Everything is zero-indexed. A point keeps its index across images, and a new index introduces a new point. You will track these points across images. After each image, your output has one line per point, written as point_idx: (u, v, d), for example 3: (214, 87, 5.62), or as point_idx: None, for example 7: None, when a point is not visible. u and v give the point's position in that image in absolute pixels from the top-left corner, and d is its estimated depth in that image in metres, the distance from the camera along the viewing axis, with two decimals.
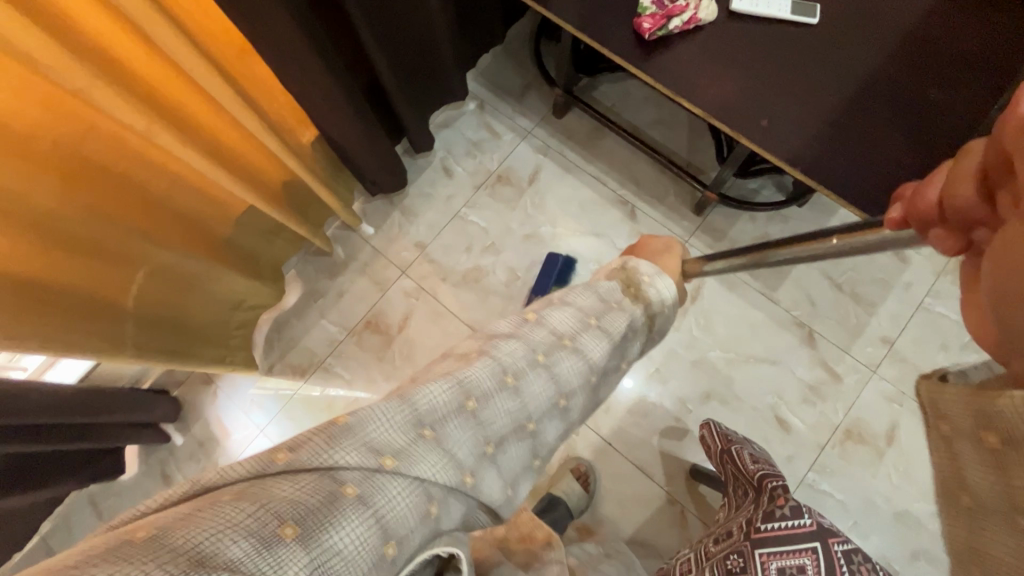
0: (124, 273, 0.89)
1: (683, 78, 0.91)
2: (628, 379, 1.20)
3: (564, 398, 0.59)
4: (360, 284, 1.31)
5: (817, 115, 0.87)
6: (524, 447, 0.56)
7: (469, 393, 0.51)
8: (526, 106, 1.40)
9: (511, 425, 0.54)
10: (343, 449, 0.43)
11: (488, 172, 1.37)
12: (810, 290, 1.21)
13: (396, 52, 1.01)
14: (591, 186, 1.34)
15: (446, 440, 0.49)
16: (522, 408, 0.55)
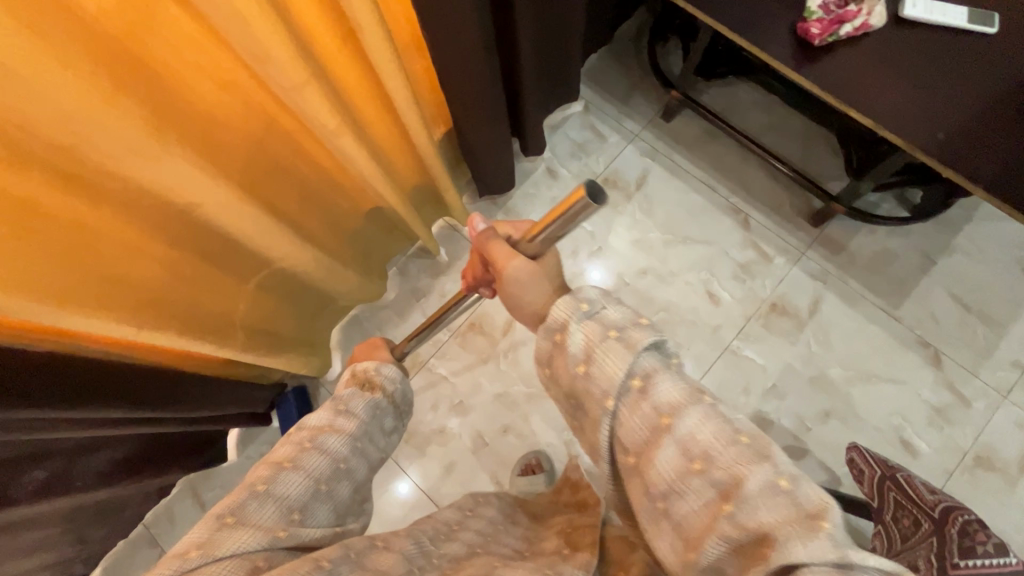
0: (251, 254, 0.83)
1: (848, 84, 0.87)
2: (743, 393, 1.16)
3: (349, 463, 0.60)
4: (462, 284, 1.29)
5: (994, 127, 0.83)
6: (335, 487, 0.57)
7: (259, 479, 0.53)
8: (633, 109, 1.37)
9: (331, 463, 0.58)
10: (187, 537, 0.48)
11: (593, 175, 1.34)
12: (935, 309, 1.17)
13: (538, 49, 0.98)
14: (701, 192, 1.30)
15: (282, 492, 0.53)
16: (320, 465, 0.57)
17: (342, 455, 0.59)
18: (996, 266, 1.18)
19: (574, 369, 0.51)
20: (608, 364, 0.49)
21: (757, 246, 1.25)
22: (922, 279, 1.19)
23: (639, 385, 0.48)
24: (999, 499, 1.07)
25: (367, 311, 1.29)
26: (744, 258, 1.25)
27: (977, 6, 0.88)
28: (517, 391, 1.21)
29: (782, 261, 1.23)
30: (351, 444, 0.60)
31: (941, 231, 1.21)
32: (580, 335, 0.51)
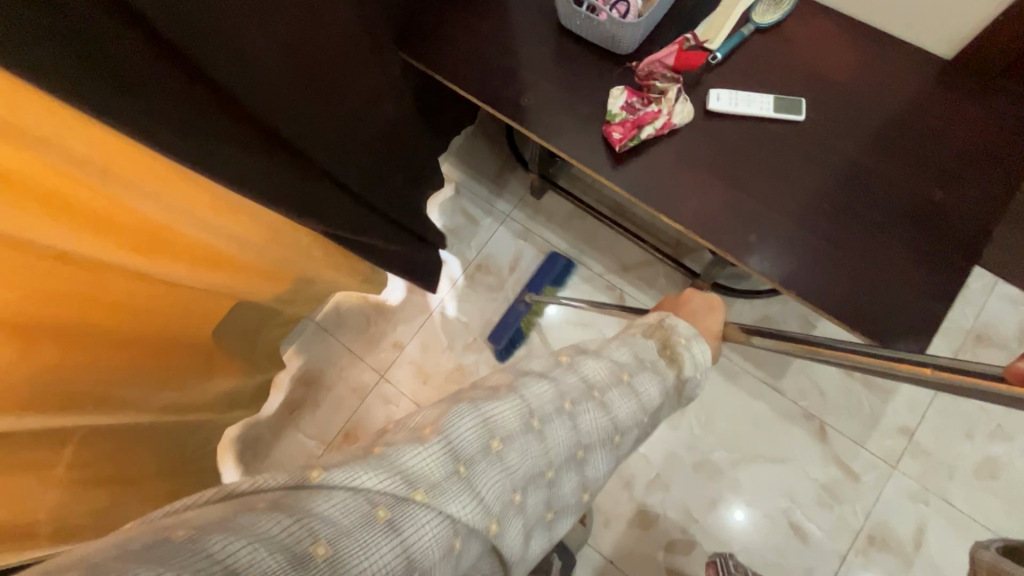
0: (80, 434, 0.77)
1: (657, 191, 0.83)
2: (626, 485, 1.11)
3: (630, 430, 0.55)
4: (337, 390, 1.26)
5: (815, 235, 0.79)
6: (578, 475, 0.52)
7: (495, 433, 0.47)
8: (503, 188, 1.34)
9: (547, 464, 0.49)
10: (320, 484, 0.40)
11: (466, 262, 1.30)
12: (819, 377, 1.12)
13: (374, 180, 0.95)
14: (575, 272, 1.26)
15: (530, 444, 0.48)
16: (562, 445, 0.51)
17: (585, 442, 0.52)
18: None
19: None
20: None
21: None
22: None
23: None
24: None
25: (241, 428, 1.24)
26: None
27: (783, 93, 0.85)
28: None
29: None
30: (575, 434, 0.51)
31: None
32: None
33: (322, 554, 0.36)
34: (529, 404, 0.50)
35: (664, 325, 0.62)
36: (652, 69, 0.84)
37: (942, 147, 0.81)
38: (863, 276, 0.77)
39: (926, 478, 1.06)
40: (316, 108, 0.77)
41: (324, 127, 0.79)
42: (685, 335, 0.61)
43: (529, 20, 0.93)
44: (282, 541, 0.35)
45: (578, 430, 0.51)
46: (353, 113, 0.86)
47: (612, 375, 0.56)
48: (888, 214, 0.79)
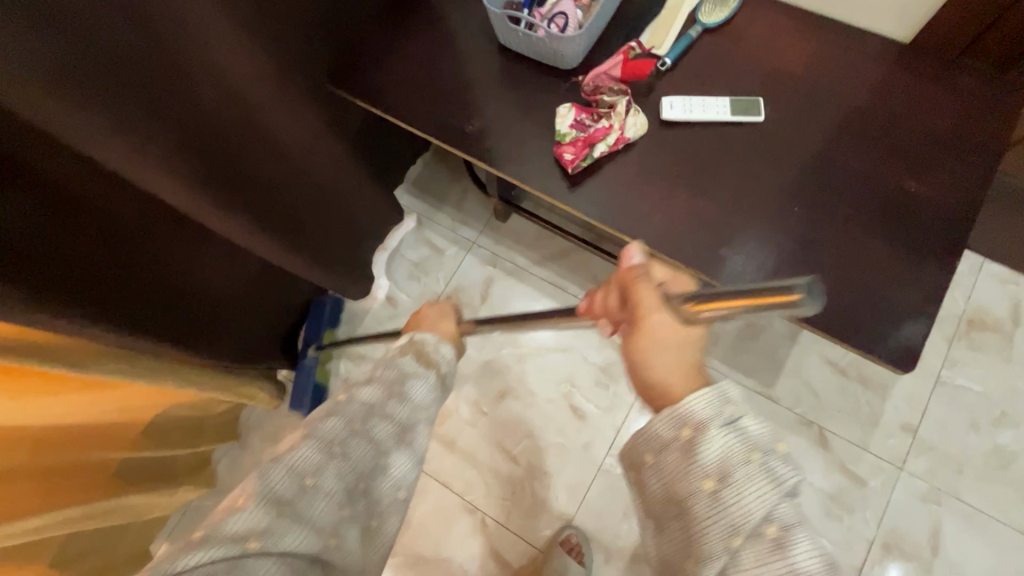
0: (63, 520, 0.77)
1: (619, 210, 0.78)
2: (625, 517, 1.05)
3: (420, 430, 0.60)
4: None
5: (790, 242, 0.74)
6: (390, 479, 0.56)
7: (331, 445, 0.53)
8: (466, 214, 1.28)
9: (358, 478, 0.54)
10: (240, 513, 0.47)
11: (434, 295, 1.24)
12: (811, 380, 1.07)
13: (313, 229, 0.94)
14: (550, 294, 1.21)
15: (327, 486, 0.51)
16: (365, 462, 0.55)
17: (385, 454, 0.56)
18: None
19: (696, 480, 0.48)
20: (743, 487, 0.47)
21: (614, 343, 1.15)
22: (792, 348, 1.10)
23: (776, 536, 0.45)
24: None
25: (211, 499, 1.15)
26: (604, 359, 1.14)
27: (740, 93, 0.80)
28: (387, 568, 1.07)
29: None
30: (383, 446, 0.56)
31: None
32: (719, 450, 0.48)
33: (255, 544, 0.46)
34: (328, 435, 0.54)
35: (411, 341, 0.65)
36: (598, 83, 0.79)
37: (914, 134, 0.76)
38: (846, 282, 0.72)
39: (935, 476, 1.01)
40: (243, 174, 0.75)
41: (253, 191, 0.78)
42: (432, 343, 0.65)
43: (467, 42, 0.88)
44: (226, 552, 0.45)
45: (372, 452, 0.55)
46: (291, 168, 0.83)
47: (386, 392, 0.59)
48: (863, 212, 0.74)
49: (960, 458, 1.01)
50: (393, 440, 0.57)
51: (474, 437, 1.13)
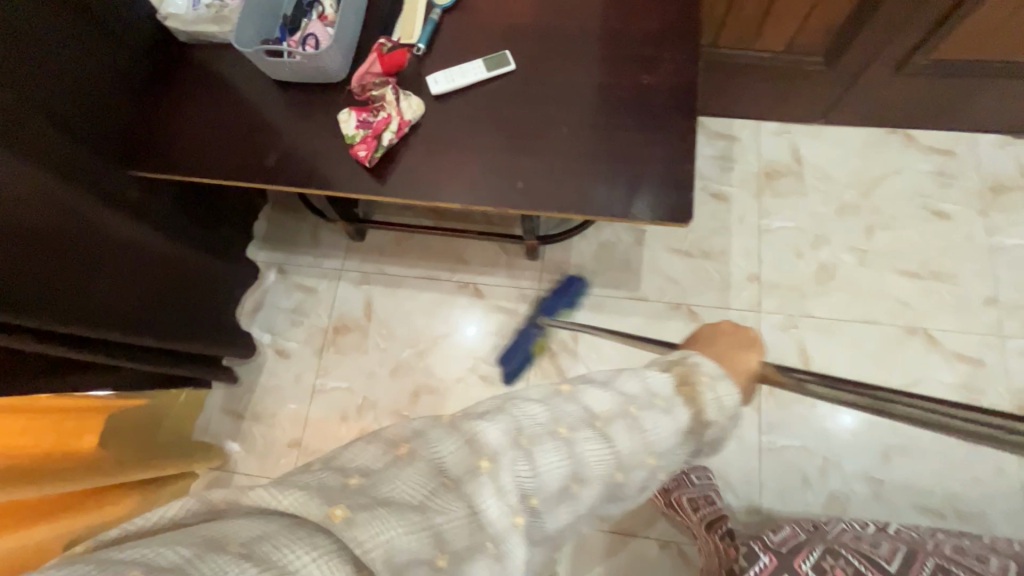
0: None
1: (425, 182, 0.85)
2: None
3: (593, 485, 0.51)
4: None
5: (572, 155, 0.84)
6: (570, 509, 0.50)
7: (523, 432, 0.49)
8: (325, 248, 1.32)
9: (534, 488, 0.48)
10: (404, 468, 0.46)
11: (322, 330, 1.26)
12: (667, 270, 1.22)
13: (168, 288, 1.00)
14: (428, 288, 1.27)
15: (537, 469, 0.48)
16: (552, 477, 0.48)
17: (585, 477, 0.51)
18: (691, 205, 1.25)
19: None
20: None
21: (498, 308, 1.23)
22: (642, 250, 1.24)
23: None
24: (807, 402, 1.10)
25: None
26: (495, 324, 1.22)
27: (488, 52, 0.91)
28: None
29: (526, 307, 1.23)
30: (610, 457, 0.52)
31: None
32: None
33: (340, 515, 0.39)
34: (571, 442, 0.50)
35: (683, 365, 0.58)
36: (364, 82, 0.87)
37: (631, 38, 0.90)
38: (625, 170, 0.82)
39: (787, 307, 1.17)
40: (66, 288, 0.80)
41: (91, 298, 0.84)
42: (710, 371, 0.58)
43: (239, 87, 0.93)
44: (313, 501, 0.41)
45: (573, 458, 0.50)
46: (111, 252, 0.88)
47: (605, 417, 0.53)
48: (620, 110, 0.85)
49: (799, 284, 1.18)
50: (592, 469, 0.51)
51: None
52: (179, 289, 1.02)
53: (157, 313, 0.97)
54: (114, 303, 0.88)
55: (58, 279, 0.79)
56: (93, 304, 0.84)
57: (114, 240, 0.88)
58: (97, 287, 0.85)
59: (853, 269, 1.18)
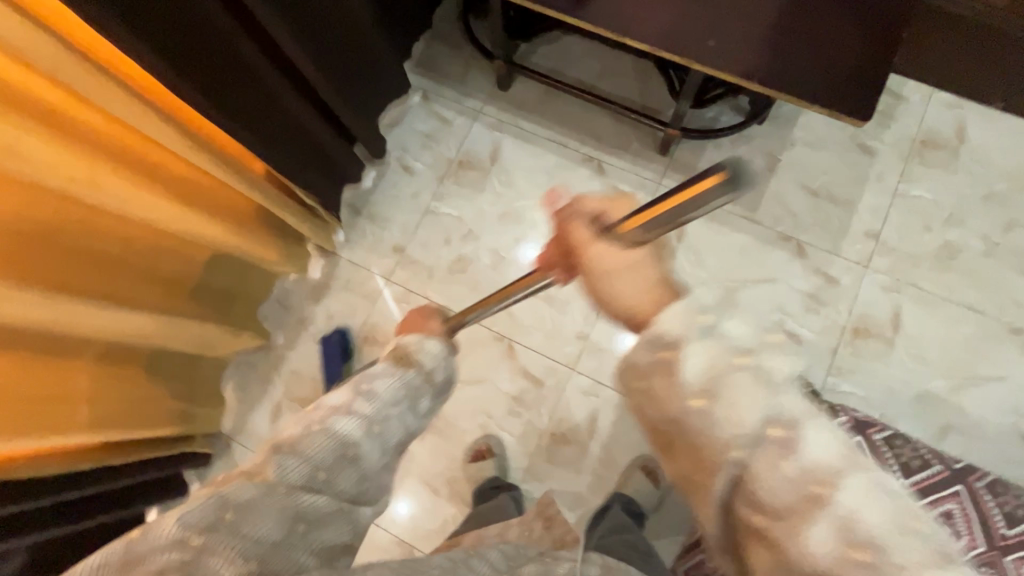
0: (181, 266, 0.96)
1: (630, 12, 0.88)
2: None
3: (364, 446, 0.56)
4: (348, 301, 1.28)
5: (773, 28, 0.85)
6: (354, 470, 0.55)
7: (372, 420, 0.57)
8: (470, 87, 1.37)
9: (346, 444, 0.55)
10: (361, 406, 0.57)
11: (448, 160, 1.34)
12: (790, 203, 1.23)
13: (348, 61, 1.06)
14: (554, 151, 1.32)
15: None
16: (377, 404, 0.58)
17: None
18: (835, 149, 1.24)
19: None
20: None
21: (616, 188, 1.28)
22: (772, 177, 1.25)
23: None
24: (883, 360, 1.14)
25: (260, 354, 1.26)
26: (607, 203, 1.27)
27: None
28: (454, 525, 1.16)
29: (642, 196, 1.27)
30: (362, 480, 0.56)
31: (778, 128, 1.26)
32: None
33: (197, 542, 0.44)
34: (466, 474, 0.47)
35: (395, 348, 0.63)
36: None
37: None
38: (816, 59, 0.84)
39: (896, 271, 1.17)
40: (294, 25, 0.87)
41: (305, 42, 0.91)
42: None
43: None
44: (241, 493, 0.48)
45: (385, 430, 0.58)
46: (328, 9, 0.94)
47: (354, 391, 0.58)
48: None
49: (917, 254, 1.17)
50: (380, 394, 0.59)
51: (498, 278, 1.27)
52: (351, 69, 1.08)
53: (337, 85, 1.04)
54: (315, 57, 0.95)
55: (289, 16, 0.85)
56: (305, 46, 0.91)
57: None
58: (309, 36, 0.92)
59: (976, 257, 1.17)
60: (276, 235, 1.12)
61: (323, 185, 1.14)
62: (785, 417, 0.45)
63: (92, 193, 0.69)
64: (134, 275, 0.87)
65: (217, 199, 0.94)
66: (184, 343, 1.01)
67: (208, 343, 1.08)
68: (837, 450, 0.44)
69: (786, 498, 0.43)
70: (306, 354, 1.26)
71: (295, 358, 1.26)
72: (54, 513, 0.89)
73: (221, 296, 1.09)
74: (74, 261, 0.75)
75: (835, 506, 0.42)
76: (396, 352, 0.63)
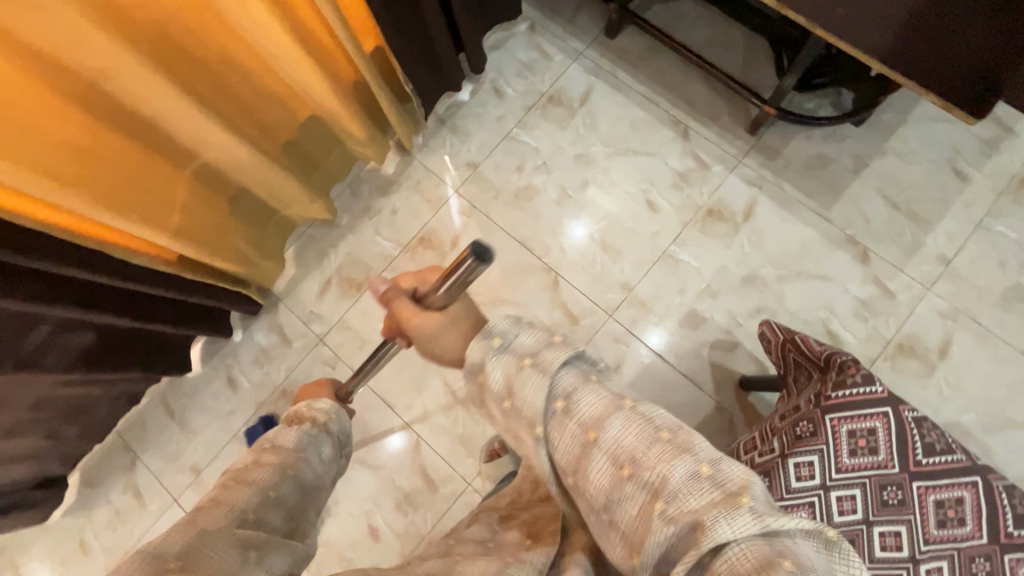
0: (281, 116, 1.02)
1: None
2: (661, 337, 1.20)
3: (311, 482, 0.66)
4: (413, 202, 1.34)
5: None
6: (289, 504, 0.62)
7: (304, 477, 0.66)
8: (577, 28, 1.38)
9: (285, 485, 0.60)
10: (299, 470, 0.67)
11: (539, 93, 1.36)
12: (866, 208, 1.21)
13: None
14: (644, 106, 1.33)
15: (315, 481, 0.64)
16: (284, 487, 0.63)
17: None
18: (927, 167, 1.22)
19: None
20: None
21: (695, 156, 1.29)
22: (854, 180, 1.23)
23: None
24: (920, 381, 1.13)
25: (322, 232, 1.33)
26: (683, 167, 1.28)
27: None
28: (470, 500, 1.18)
29: (720, 169, 1.27)
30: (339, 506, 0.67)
31: (874, 134, 1.24)
32: None
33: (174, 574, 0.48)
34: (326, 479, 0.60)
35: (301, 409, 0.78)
36: None
37: None
38: None
39: (957, 299, 1.15)
40: None
41: None
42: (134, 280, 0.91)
43: None
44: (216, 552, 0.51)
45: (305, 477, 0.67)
46: None
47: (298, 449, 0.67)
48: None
49: (984, 288, 1.15)
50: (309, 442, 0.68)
51: (558, 214, 1.30)
52: None
53: None
54: None
55: None
56: None
57: None
58: None
59: None
60: (364, 115, 1.16)
61: (423, 80, 1.18)
62: (561, 390, 0.48)
63: (234, 6, 0.73)
64: (243, 107, 0.94)
65: (327, 61, 0.98)
66: (263, 191, 1.08)
67: (284, 201, 1.15)
68: (641, 426, 0.46)
69: (637, 441, 0.45)
70: (365, 241, 1.32)
71: (353, 242, 1.33)
72: (135, 307, 0.98)
73: (304, 159, 1.16)
74: (196, 69, 0.81)
75: (675, 444, 0.45)
76: (295, 416, 0.76)
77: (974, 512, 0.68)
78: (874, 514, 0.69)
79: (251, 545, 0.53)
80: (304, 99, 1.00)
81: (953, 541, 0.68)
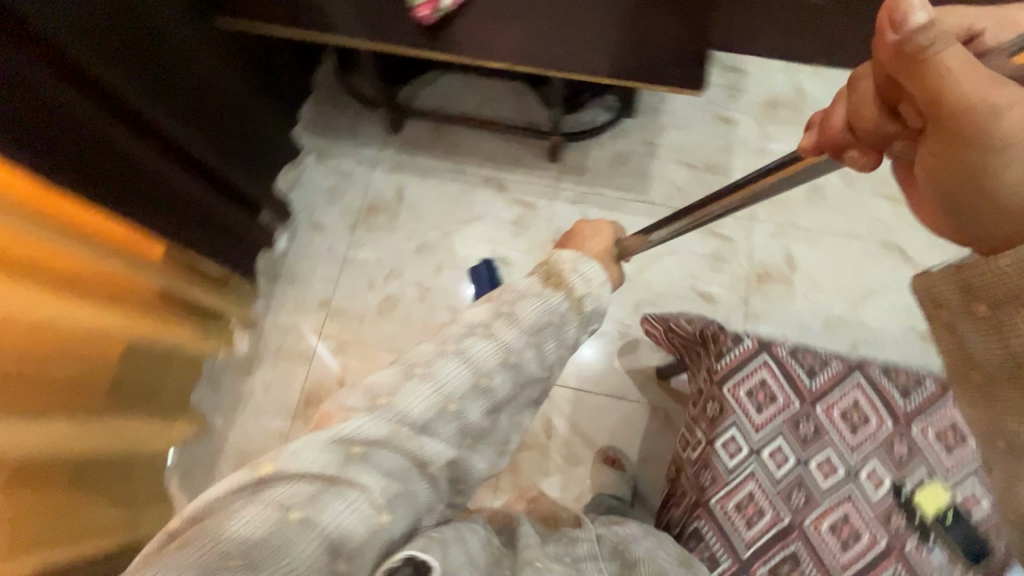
0: (93, 365, 0.93)
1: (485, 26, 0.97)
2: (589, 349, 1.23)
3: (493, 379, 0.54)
4: (282, 366, 1.26)
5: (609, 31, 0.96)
6: (456, 424, 0.52)
7: (448, 395, 0.52)
8: (362, 137, 1.42)
9: (446, 398, 0.52)
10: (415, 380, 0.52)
11: (356, 209, 1.37)
12: (674, 179, 1.34)
13: (234, 133, 1.08)
14: (454, 179, 1.38)
15: (433, 381, 0.51)
16: (426, 401, 0.51)
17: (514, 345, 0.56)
18: (701, 125, 1.37)
19: None
20: None
21: (519, 201, 1.35)
22: (654, 161, 1.36)
23: None
24: (789, 299, 1.24)
25: (200, 443, 1.21)
26: (514, 214, 1.34)
27: None
28: None
29: (544, 202, 1.35)
30: (490, 412, 0.55)
31: (649, 118, 1.39)
32: None
33: (250, 517, 0.42)
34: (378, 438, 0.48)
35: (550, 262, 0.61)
36: None
37: None
38: (649, 49, 0.95)
39: (778, 218, 1.30)
40: (168, 106, 0.88)
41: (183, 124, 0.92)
42: (567, 261, 0.61)
43: None
44: (263, 523, 0.42)
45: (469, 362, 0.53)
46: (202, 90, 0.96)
47: (442, 348, 0.54)
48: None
49: (792, 200, 1.31)
50: (493, 362, 0.54)
51: (426, 308, 1.29)
52: (237, 142, 1.10)
53: (226, 157, 1.06)
54: (200, 135, 0.97)
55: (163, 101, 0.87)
56: (185, 124, 0.93)
57: (202, 77, 0.95)
58: (188, 116, 0.93)
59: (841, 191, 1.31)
60: (187, 313, 1.10)
61: (232, 254, 1.14)
62: None
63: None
64: (47, 382, 0.85)
65: (117, 290, 0.92)
66: (111, 446, 0.97)
67: (143, 438, 1.04)
68: None
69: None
70: (250, 430, 1.22)
71: (239, 438, 1.22)
72: None
73: (146, 386, 1.06)
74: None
75: None
76: (552, 267, 0.61)
77: (869, 405, 0.79)
78: (803, 452, 0.78)
79: (269, 527, 0.41)
80: (108, 337, 0.93)
81: (870, 439, 0.79)
